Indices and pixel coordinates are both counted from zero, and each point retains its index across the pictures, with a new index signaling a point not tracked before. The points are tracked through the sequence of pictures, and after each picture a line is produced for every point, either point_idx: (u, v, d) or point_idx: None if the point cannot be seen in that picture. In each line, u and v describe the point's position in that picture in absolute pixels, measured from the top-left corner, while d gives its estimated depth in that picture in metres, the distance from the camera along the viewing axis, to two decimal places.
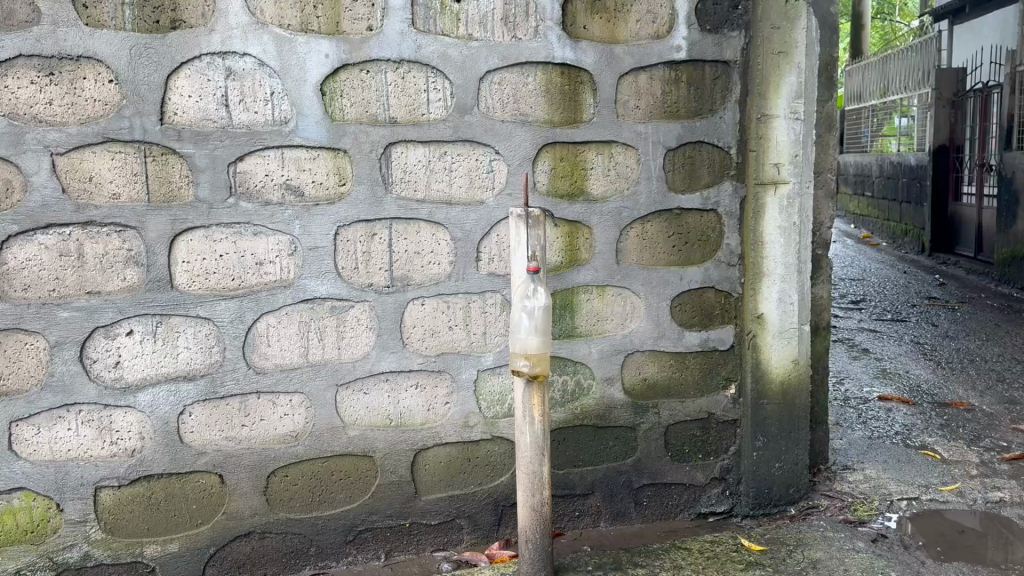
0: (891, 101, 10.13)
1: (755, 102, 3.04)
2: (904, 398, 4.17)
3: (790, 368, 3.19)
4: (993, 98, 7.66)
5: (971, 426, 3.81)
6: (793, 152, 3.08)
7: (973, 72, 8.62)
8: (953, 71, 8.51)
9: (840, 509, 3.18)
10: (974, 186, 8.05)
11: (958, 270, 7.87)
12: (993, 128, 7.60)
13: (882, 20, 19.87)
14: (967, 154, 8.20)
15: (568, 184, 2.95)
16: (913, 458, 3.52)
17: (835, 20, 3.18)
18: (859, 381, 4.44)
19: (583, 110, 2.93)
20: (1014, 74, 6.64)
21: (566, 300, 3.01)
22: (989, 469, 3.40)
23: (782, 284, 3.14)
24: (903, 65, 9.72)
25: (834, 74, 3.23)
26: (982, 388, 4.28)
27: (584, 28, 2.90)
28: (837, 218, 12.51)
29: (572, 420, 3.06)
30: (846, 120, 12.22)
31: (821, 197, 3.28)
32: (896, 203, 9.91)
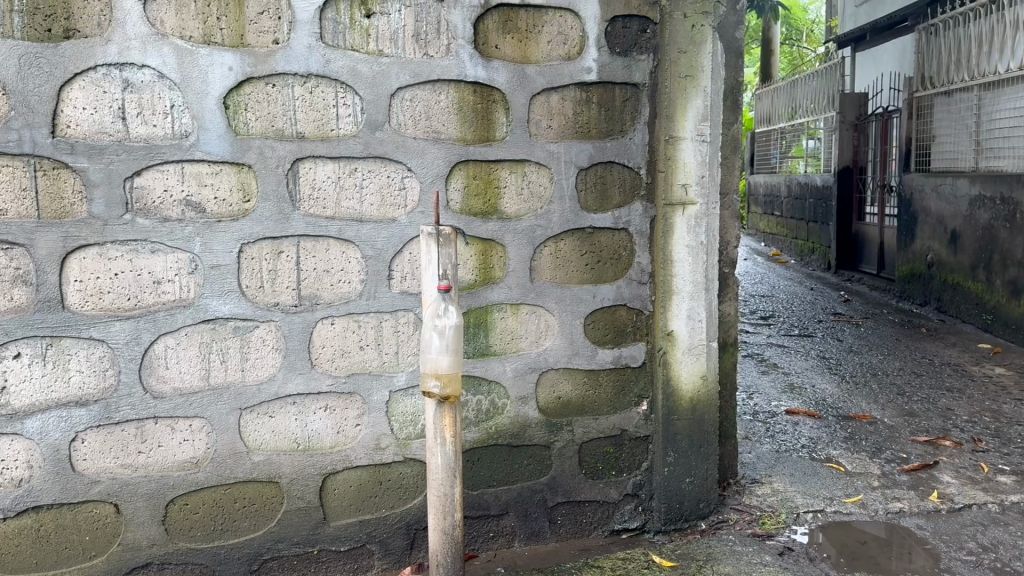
0: (797, 124, 10.49)
1: (664, 123, 3.10)
2: (811, 412, 4.27)
3: (698, 385, 3.25)
4: (893, 122, 8.00)
5: (873, 439, 3.91)
6: (699, 174, 3.15)
7: (874, 96, 8.98)
8: (855, 96, 8.87)
9: (748, 523, 3.24)
10: (876, 206, 8.36)
11: (861, 287, 8.18)
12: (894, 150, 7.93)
13: (790, 47, 20.64)
14: (871, 174, 8.54)
15: (481, 202, 2.94)
16: (818, 470, 3.61)
17: (739, 46, 3.27)
18: (769, 395, 4.54)
19: (496, 128, 2.92)
20: (911, 99, 6.80)
21: (480, 319, 2.99)
22: (890, 480, 3.50)
23: (690, 301, 3.20)
24: (808, 89, 10.07)
25: (738, 98, 3.32)
26: (884, 401, 4.40)
27: (497, 47, 2.90)
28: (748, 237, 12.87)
29: (486, 440, 3.04)
30: (755, 142, 12.61)
31: (727, 217, 3.35)
32: (803, 223, 10.27)
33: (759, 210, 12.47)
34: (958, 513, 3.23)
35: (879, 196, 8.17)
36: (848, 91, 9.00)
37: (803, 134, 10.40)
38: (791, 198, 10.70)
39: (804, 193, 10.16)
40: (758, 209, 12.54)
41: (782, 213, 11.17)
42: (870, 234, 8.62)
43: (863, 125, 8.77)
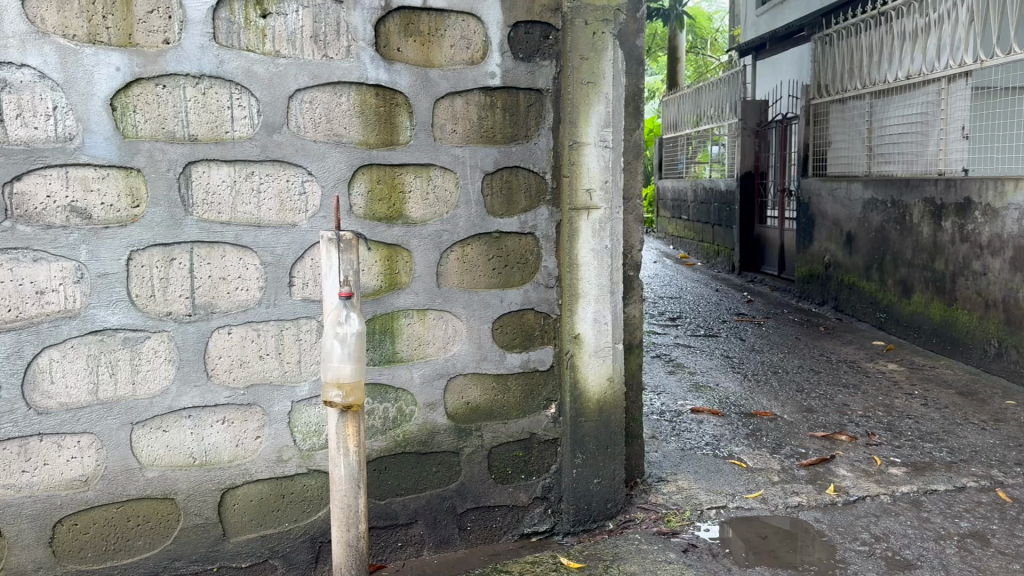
0: (702, 131, 10.77)
1: (568, 129, 3.14)
2: (714, 410, 4.38)
3: (605, 387, 3.29)
4: (791, 128, 8.31)
5: (774, 435, 4.02)
6: (603, 179, 3.21)
7: (774, 104, 9.32)
8: (757, 103, 9.18)
9: (654, 521, 3.29)
10: (776, 210, 8.68)
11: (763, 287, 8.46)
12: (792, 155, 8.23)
13: (696, 55, 21.21)
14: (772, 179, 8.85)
15: (385, 207, 2.91)
16: (721, 467, 3.70)
17: (640, 53, 3.33)
18: (675, 395, 4.64)
19: (399, 132, 2.89)
20: (808, 107, 7.08)
21: (386, 325, 2.95)
22: (789, 475, 3.58)
23: (596, 304, 3.24)
24: (712, 96, 10.37)
25: (640, 105, 3.39)
26: (784, 398, 4.54)
27: (398, 50, 2.87)
28: (658, 241, 13.16)
29: (393, 448, 3.00)
30: (663, 148, 12.91)
31: (631, 221, 3.41)
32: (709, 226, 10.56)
33: (667, 213, 12.77)
34: (852, 505, 3.30)
35: (780, 200, 8.48)
36: (750, 99, 9.31)
37: (707, 140, 10.71)
38: (698, 202, 11.00)
39: (709, 197, 10.45)
40: (666, 212, 12.84)
41: (689, 216, 11.46)
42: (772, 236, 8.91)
43: (764, 131, 9.09)
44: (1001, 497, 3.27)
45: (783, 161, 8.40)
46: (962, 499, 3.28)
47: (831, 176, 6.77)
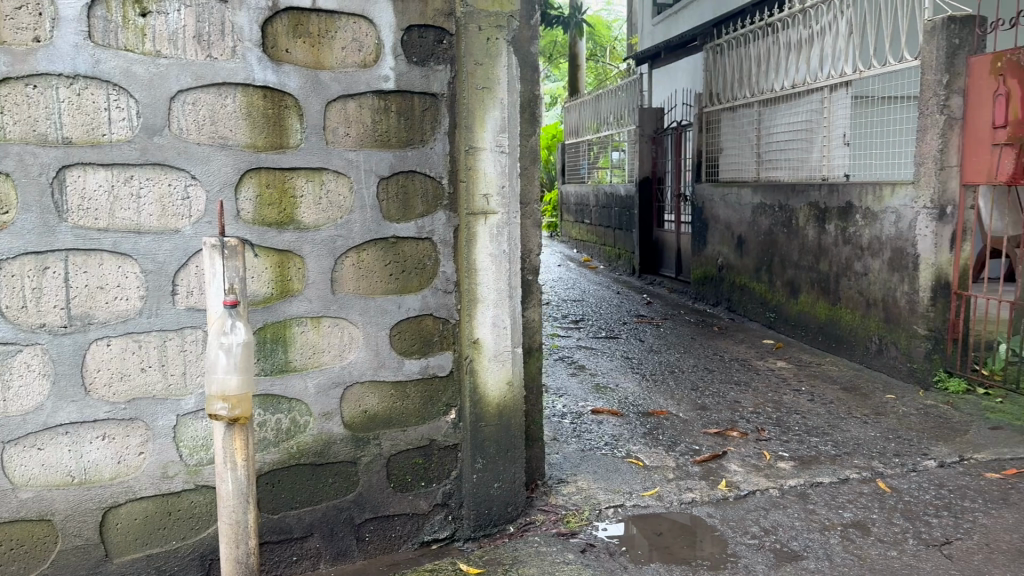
0: (603, 137, 10.96)
1: (463, 133, 3.12)
2: (614, 410, 4.46)
3: (505, 391, 3.28)
4: (686, 135, 8.55)
5: (670, 432, 4.12)
6: (499, 184, 3.20)
7: (669, 111, 9.58)
8: (653, 110, 9.41)
9: (554, 523, 3.31)
10: (673, 214, 8.92)
11: (661, 289, 8.67)
12: (688, 161, 8.47)
13: (596, 63, 21.59)
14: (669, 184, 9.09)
15: (275, 212, 2.83)
16: (619, 466, 3.76)
17: (535, 60, 3.36)
18: (576, 396, 4.70)
19: (289, 134, 2.82)
20: (701, 115, 7.31)
21: (278, 334, 2.87)
22: (683, 472, 3.67)
23: (495, 309, 3.23)
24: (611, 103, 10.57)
25: (536, 111, 3.41)
26: (680, 396, 4.65)
27: (287, 51, 2.80)
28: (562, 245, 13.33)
29: (287, 460, 2.92)
30: (565, 154, 13.09)
31: (529, 226, 3.43)
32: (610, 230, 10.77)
33: (571, 218, 12.96)
34: (743, 500, 3.40)
35: (675, 204, 8.72)
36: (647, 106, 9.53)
37: (607, 146, 10.91)
38: (599, 207, 11.20)
39: (610, 202, 10.65)
40: (570, 217, 13.02)
41: (591, 221, 11.65)
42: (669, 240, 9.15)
43: (660, 138, 9.33)
44: (880, 486, 3.41)
45: (679, 167, 8.65)
46: (845, 490, 3.41)
47: (723, 181, 7.00)
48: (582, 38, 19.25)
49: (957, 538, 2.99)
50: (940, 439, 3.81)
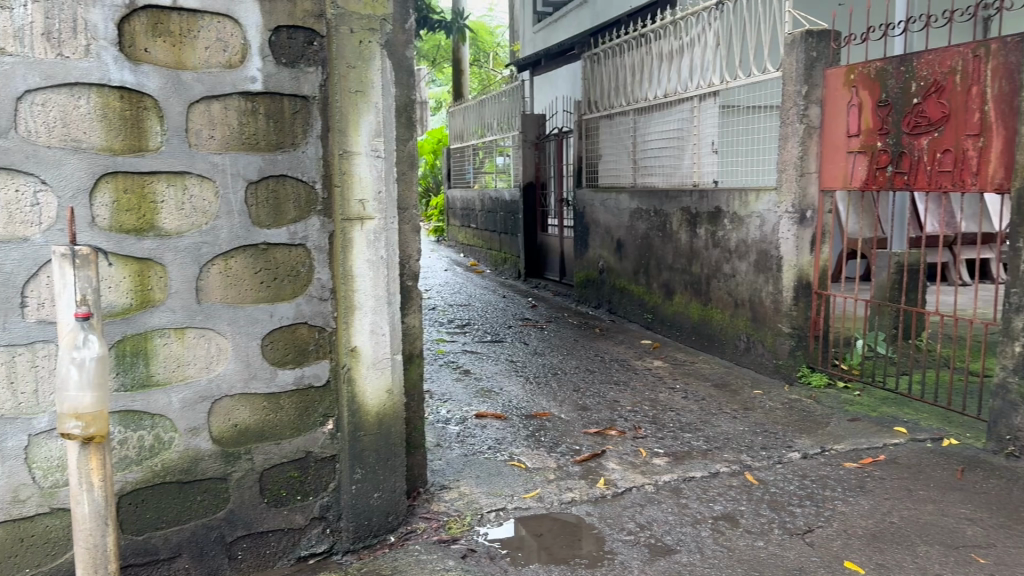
0: (487, 142, 11.00)
1: (336, 137, 3.01)
2: (497, 414, 4.47)
3: (384, 399, 3.18)
4: (567, 141, 8.70)
5: (551, 434, 4.16)
6: (376, 189, 3.10)
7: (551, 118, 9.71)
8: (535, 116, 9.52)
9: (435, 530, 3.28)
10: (556, 219, 9.06)
11: (546, 292, 8.78)
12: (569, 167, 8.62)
13: (480, 68, 21.67)
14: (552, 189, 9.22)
15: (134, 218, 2.70)
16: (502, 470, 3.77)
17: (410, 64, 3.31)
18: (460, 401, 4.68)
19: (149, 137, 2.69)
20: (581, 121, 7.44)
21: (138, 347, 2.73)
22: (564, 472, 3.71)
23: (373, 316, 3.12)
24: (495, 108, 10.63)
25: (412, 115, 3.35)
26: (562, 398, 4.71)
27: (146, 51, 2.66)
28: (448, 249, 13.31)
29: (151, 478, 2.79)
30: (450, 158, 13.08)
31: (407, 232, 3.37)
32: (495, 235, 10.83)
33: (456, 222, 12.95)
34: (620, 497, 3.47)
35: (558, 209, 8.87)
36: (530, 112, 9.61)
37: (491, 151, 10.97)
38: (485, 211, 11.25)
39: (496, 206, 10.71)
40: (455, 221, 13.01)
41: (477, 225, 11.69)
42: (553, 244, 9.29)
43: (542, 144, 9.46)
44: (749, 479, 3.55)
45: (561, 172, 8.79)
46: (716, 484, 3.53)
47: (603, 186, 7.16)
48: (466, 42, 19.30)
49: (818, 526, 3.14)
50: (803, 431, 4.01)
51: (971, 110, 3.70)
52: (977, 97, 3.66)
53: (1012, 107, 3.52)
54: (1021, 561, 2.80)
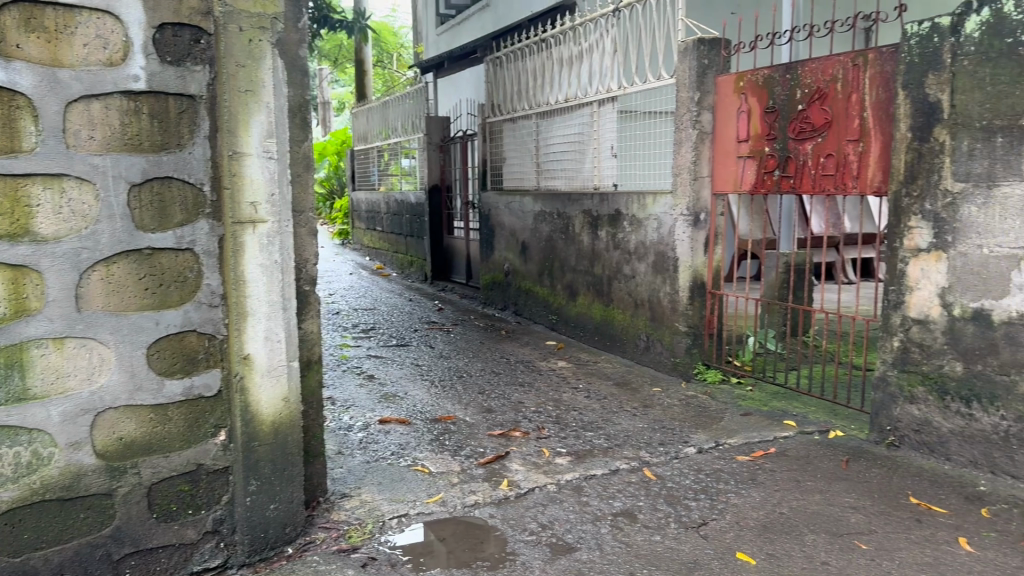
0: (392, 144, 10.91)
1: (226, 137, 2.91)
2: (401, 419, 4.44)
3: (279, 408, 3.10)
4: (471, 144, 8.71)
5: (455, 438, 4.15)
6: (268, 191, 3.00)
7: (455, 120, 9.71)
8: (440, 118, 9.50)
9: (335, 540, 3.22)
10: (462, 221, 9.06)
11: (453, 295, 8.78)
12: (473, 170, 8.64)
13: (385, 68, 21.46)
14: (457, 191, 9.22)
15: (6, 223, 2.56)
16: (404, 475, 3.74)
17: (303, 63, 3.25)
18: (363, 407, 4.62)
19: (23, 138, 2.57)
20: (485, 124, 7.47)
21: (13, 358, 2.59)
22: (467, 475, 3.71)
23: (267, 321, 3.03)
24: (400, 110, 10.55)
25: (307, 116, 3.28)
26: (467, 401, 4.71)
27: (18, 47, 2.53)
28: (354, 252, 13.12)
29: (29, 496, 2.65)
30: (355, 159, 12.90)
31: (302, 235, 3.30)
32: (401, 237, 10.75)
33: (362, 225, 12.79)
34: (523, 498, 3.49)
35: (464, 212, 8.87)
36: (434, 114, 9.59)
37: (396, 153, 10.88)
38: (390, 214, 11.15)
39: (401, 209, 10.64)
40: (360, 224, 12.85)
41: (383, 228, 11.58)
42: (459, 246, 9.29)
43: (447, 146, 9.45)
44: (647, 475, 3.63)
45: (466, 174, 8.79)
46: (615, 481, 3.59)
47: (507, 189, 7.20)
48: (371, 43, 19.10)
49: (711, 518, 3.23)
50: (699, 427, 4.13)
51: (851, 117, 3.89)
52: (857, 104, 3.85)
53: (888, 113, 3.72)
54: (898, 546, 2.95)
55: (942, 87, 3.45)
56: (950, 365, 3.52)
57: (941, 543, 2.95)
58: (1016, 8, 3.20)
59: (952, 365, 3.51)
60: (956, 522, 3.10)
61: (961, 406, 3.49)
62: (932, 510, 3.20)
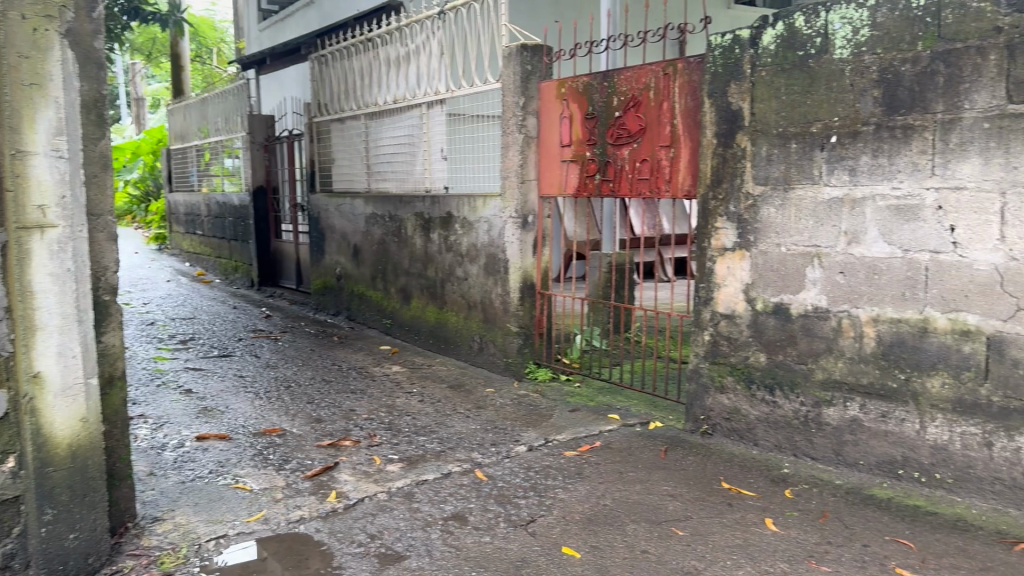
0: (213, 143, 10.39)
1: (7, 135, 2.64)
2: (221, 434, 4.22)
3: (77, 429, 2.85)
4: (297, 145, 8.46)
5: (280, 451, 4.00)
6: (58, 194, 2.75)
7: (280, 119, 9.41)
8: (263, 117, 9.15)
9: (144, 567, 2.98)
10: (290, 225, 8.80)
11: (281, 301, 8.50)
12: (301, 171, 8.40)
13: (206, 64, 20.43)
14: (284, 193, 8.94)
15: None
16: (223, 493, 3.55)
17: (100, 56, 3.02)
18: (178, 424, 4.36)
19: None
20: (311, 124, 7.27)
21: None
22: (293, 489, 3.57)
23: (60, 336, 2.77)
24: (220, 107, 10.08)
25: (103, 113, 3.06)
26: (293, 412, 4.56)
27: None
28: (173, 257, 12.41)
29: None
30: (173, 159, 12.21)
31: (101, 241, 3.07)
32: (225, 241, 10.29)
33: (182, 229, 12.13)
34: (351, 509, 3.39)
35: (291, 214, 8.61)
36: (258, 113, 9.24)
37: (217, 153, 10.39)
38: (212, 217, 10.64)
39: (224, 212, 10.18)
40: (180, 228, 12.18)
41: (204, 231, 11.03)
42: (288, 250, 9.01)
43: (272, 146, 9.13)
44: (478, 476, 3.64)
45: (292, 176, 8.53)
46: (447, 484, 3.58)
47: (335, 191, 7.04)
48: (190, 36, 18.11)
49: (540, 515, 3.28)
50: (530, 425, 4.19)
51: (663, 124, 4.08)
52: (668, 111, 4.05)
53: (696, 121, 3.93)
54: (712, 530, 3.11)
55: (744, 96, 3.69)
56: (755, 356, 3.78)
57: (750, 524, 3.13)
58: (806, 24, 3.48)
59: (758, 356, 3.77)
60: (763, 503, 3.30)
61: (765, 394, 3.75)
62: (742, 493, 3.39)
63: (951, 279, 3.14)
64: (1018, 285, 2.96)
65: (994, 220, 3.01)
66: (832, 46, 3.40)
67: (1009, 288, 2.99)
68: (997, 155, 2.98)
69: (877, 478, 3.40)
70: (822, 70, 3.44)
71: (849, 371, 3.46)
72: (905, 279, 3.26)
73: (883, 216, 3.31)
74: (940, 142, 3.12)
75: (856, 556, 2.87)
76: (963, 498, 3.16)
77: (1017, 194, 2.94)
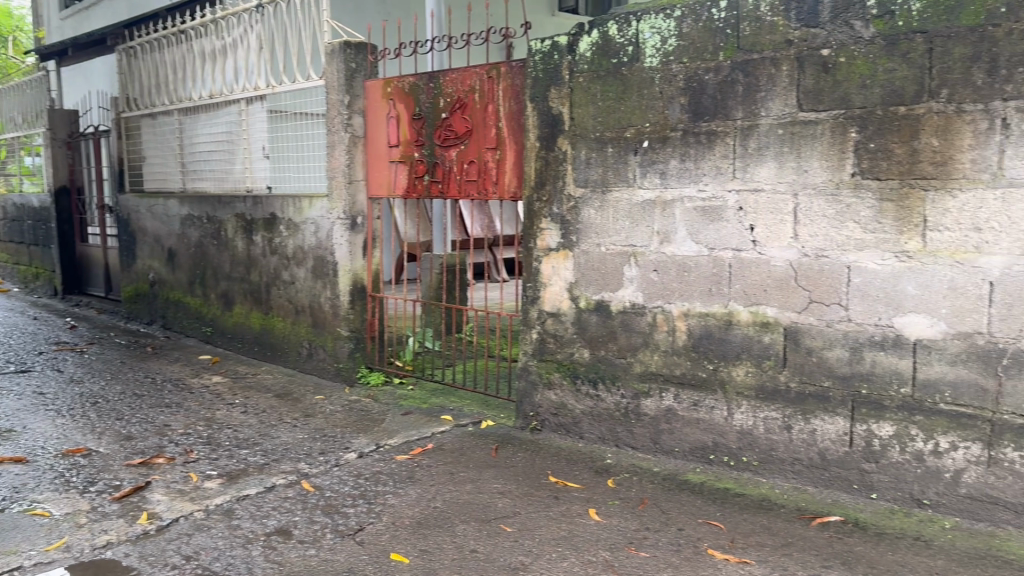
0: (8, 140, 9.54)
1: None
2: (17, 457, 3.87)
3: None
4: (104, 142, 7.92)
5: (84, 473, 3.71)
6: None
7: (85, 115, 8.78)
8: (65, 112, 8.50)
9: None
10: (99, 228, 8.22)
11: (89, 310, 7.92)
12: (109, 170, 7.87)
13: (3, 53, 18.72)
14: (91, 194, 8.35)
15: None
16: (17, 522, 3.25)
17: None
18: None
19: None
20: (120, 120, 6.83)
21: None
22: (99, 513, 3.32)
23: None
24: (16, 101, 9.27)
25: None
26: (100, 430, 4.24)
27: None
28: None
29: None
30: None
31: None
32: (24, 247, 9.47)
33: None
34: (164, 530, 3.20)
35: (99, 217, 8.04)
36: (59, 107, 8.58)
37: (13, 151, 9.55)
38: (8, 220, 9.76)
39: (22, 215, 9.36)
40: None
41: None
42: (96, 255, 8.41)
43: (76, 144, 8.50)
44: (304, 487, 3.54)
45: (100, 175, 7.97)
46: (270, 498, 3.46)
47: (148, 192, 6.63)
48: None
49: (368, 523, 3.22)
50: (359, 431, 4.13)
51: (489, 126, 4.13)
52: (493, 114, 4.11)
53: (520, 124, 4.01)
54: (539, 525, 3.17)
55: (563, 101, 3.80)
56: (579, 353, 3.90)
57: (575, 516, 3.22)
58: (618, 32, 3.63)
59: (582, 353, 3.89)
60: (587, 495, 3.41)
61: (589, 389, 3.88)
62: (567, 486, 3.49)
63: (752, 275, 3.36)
64: (809, 279, 3.23)
65: (787, 220, 3.25)
66: (642, 55, 3.56)
67: (802, 283, 3.24)
68: (789, 159, 3.22)
69: (692, 464, 3.60)
70: (634, 77, 3.60)
71: (664, 363, 3.64)
72: (711, 276, 3.47)
73: (691, 217, 3.50)
74: (740, 147, 3.33)
75: (673, 540, 3.02)
76: (767, 478, 3.40)
77: (807, 195, 3.20)
